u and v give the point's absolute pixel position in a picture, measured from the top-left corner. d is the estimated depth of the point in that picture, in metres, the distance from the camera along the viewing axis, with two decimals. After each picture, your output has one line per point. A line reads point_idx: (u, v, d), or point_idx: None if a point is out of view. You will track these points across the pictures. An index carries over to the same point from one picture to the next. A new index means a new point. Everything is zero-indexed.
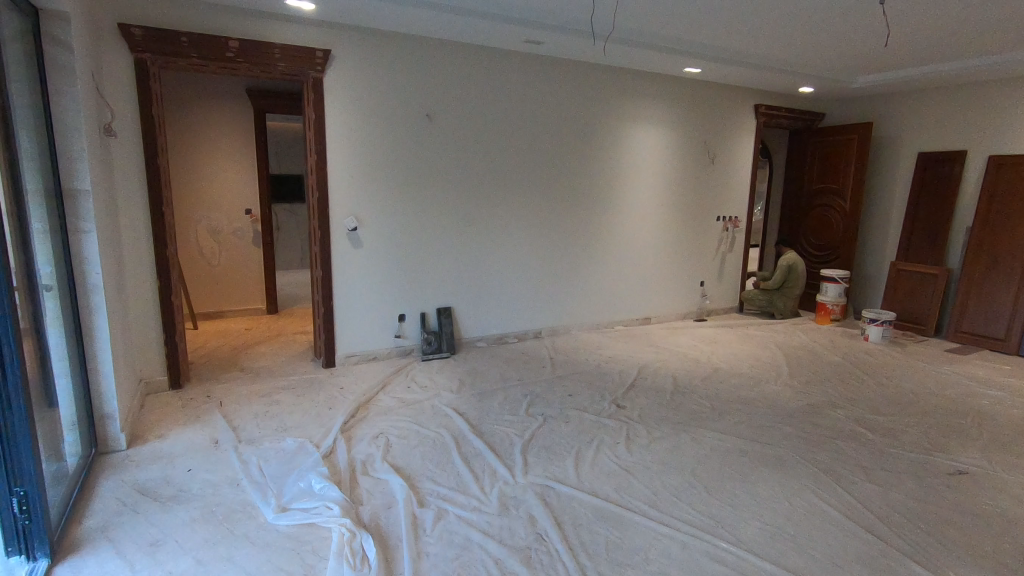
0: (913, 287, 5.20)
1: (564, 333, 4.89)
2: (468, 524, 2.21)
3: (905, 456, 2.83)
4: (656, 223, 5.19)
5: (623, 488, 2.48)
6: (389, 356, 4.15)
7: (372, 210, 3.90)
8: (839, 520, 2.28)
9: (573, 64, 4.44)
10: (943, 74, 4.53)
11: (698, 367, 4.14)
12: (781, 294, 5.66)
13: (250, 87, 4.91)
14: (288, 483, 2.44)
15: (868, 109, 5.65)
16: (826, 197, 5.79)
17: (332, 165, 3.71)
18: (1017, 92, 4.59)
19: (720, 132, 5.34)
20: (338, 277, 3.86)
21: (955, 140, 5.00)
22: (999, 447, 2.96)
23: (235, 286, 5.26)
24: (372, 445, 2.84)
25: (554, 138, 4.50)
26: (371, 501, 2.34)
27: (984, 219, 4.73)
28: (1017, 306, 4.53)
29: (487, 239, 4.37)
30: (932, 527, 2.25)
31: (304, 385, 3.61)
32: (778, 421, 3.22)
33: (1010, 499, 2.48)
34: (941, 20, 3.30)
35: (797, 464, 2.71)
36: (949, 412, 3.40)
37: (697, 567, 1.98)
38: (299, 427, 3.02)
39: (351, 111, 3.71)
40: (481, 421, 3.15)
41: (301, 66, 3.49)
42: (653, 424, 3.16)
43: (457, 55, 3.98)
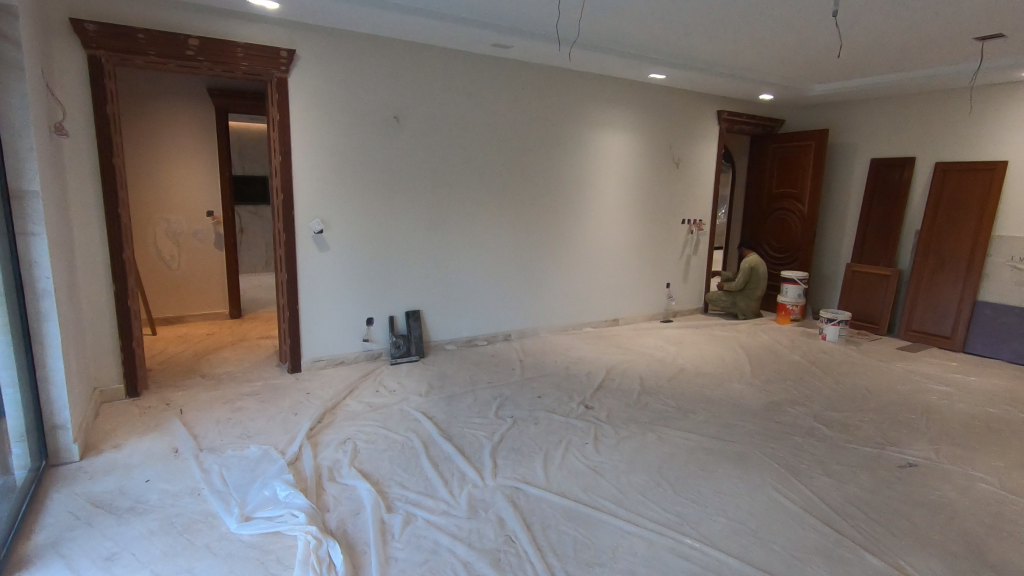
0: (867, 288, 5.42)
1: (534, 335, 4.92)
2: (437, 528, 2.20)
3: (860, 450, 2.95)
4: (623, 227, 5.27)
5: (591, 487, 2.52)
6: (357, 360, 4.10)
7: (337, 212, 3.85)
8: (798, 513, 2.35)
9: (539, 68, 4.48)
10: (894, 83, 4.74)
11: (665, 367, 4.22)
12: (744, 295, 5.82)
13: (210, 87, 4.79)
14: (252, 491, 2.39)
15: (824, 116, 5.87)
16: (785, 201, 5.98)
17: (298, 166, 3.65)
18: (961, 102, 4.83)
19: (684, 137, 5.47)
20: (303, 281, 3.80)
21: (905, 147, 5.23)
22: (946, 439, 3.11)
23: (196, 290, 5.11)
24: (339, 451, 2.80)
25: (521, 142, 4.52)
26: (338, 508, 2.31)
27: (932, 223, 4.96)
28: (962, 304, 4.78)
29: (457, 242, 4.37)
30: (884, 517, 2.35)
31: (269, 391, 3.53)
32: (741, 419, 3.31)
33: (955, 488, 2.61)
34: (891, 32, 3.46)
35: (758, 461, 2.80)
36: (900, 406, 3.56)
37: (663, 564, 2.02)
38: (264, 434, 2.96)
39: (317, 111, 3.66)
40: (450, 424, 3.14)
41: (266, 66, 3.43)
42: (621, 424, 3.21)
43: (425, 57, 3.97)
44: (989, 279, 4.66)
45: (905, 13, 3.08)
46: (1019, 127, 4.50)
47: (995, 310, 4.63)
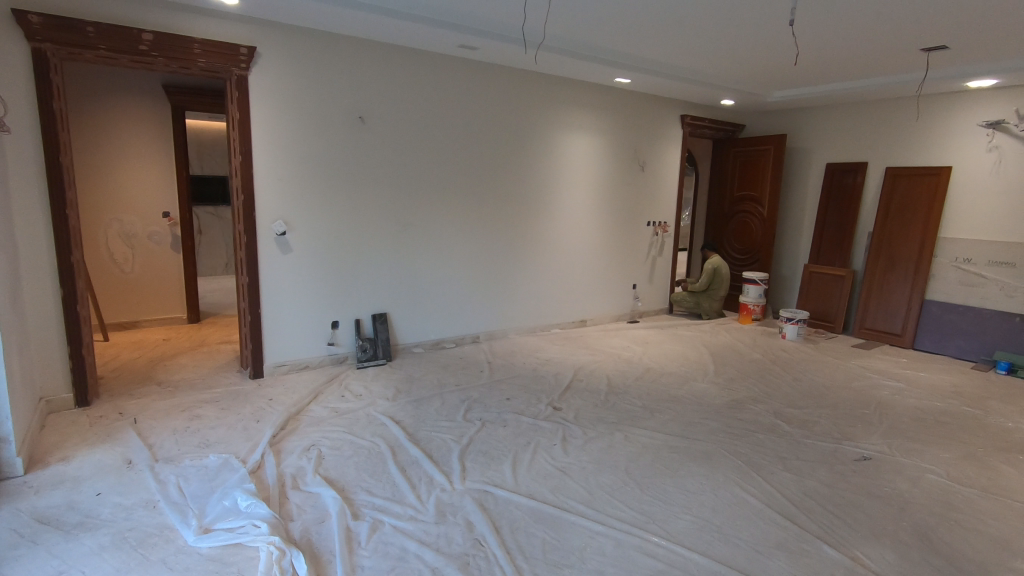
0: (823, 288, 5.62)
1: (502, 337, 4.91)
2: (404, 534, 2.17)
3: (818, 445, 3.05)
4: (589, 229, 5.32)
5: (559, 488, 2.53)
6: (322, 364, 4.02)
7: (300, 214, 3.77)
8: (759, 508, 2.42)
9: (506, 70, 4.49)
10: (847, 91, 4.93)
11: (632, 367, 4.27)
12: (707, 296, 5.95)
13: (166, 83, 4.64)
14: (211, 502, 2.31)
15: (782, 122, 6.06)
16: (746, 203, 6.15)
17: (258, 166, 3.56)
18: (908, 110, 5.06)
19: (649, 140, 5.56)
20: (264, 284, 3.70)
21: (857, 152, 5.44)
22: (897, 433, 3.24)
23: (152, 294, 4.92)
24: (302, 458, 2.73)
25: (488, 144, 4.52)
26: (302, 517, 2.26)
27: (884, 225, 5.18)
28: (911, 303, 5.00)
29: (424, 244, 4.34)
30: (840, 510, 2.44)
31: (230, 398, 3.43)
32: (705, 417, 3.38)
33: (907, 480, 2.72)
34: (844, 42, 3.59)
35: (722, 458, 2.86)
36: (855, 402, 3.70)
37: (631, 563, 2.04)
38: (224, 443, 2.86)
39: (278, 110, 3.58)
40: (417, 428, 3.11)
41: (223, 62, 3.33)
42: (588, 424, 3.24)
43: (389, 57, 3.93)
44: (935, 279, 4.89)
45: (856, 23, 3.21)
46: (961, 134, 4.73)
47: (941, 309, 4.85)
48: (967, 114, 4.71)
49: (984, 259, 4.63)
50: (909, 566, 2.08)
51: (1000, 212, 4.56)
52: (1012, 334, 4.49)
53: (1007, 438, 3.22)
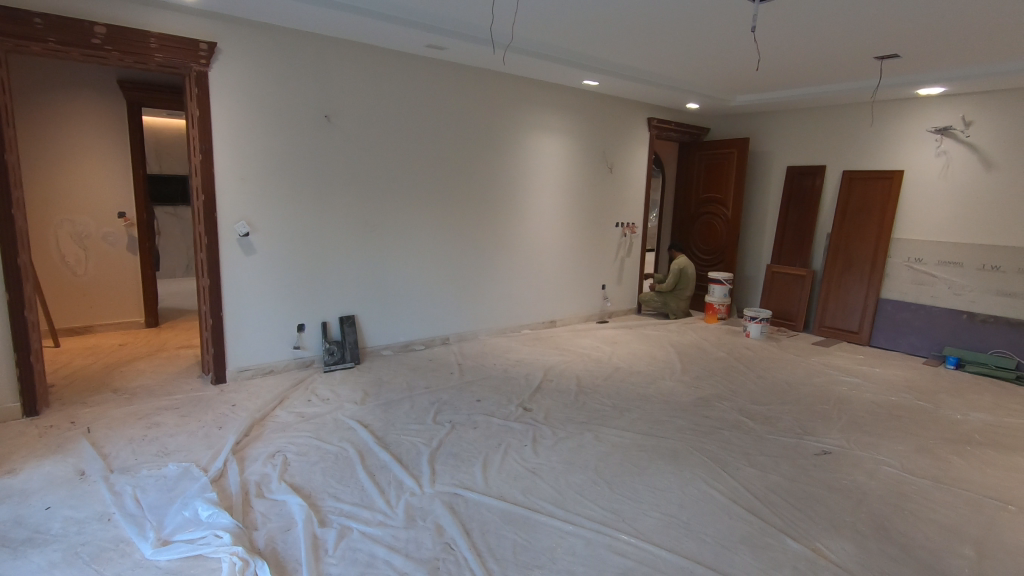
0: (785, 287, 5.79)
1: (472, 338, 4.90)
2: (373, 540, 2.14)
3: (781, 441, 3.13)
4: (559, 229, 5.35)
5: (529, 489, 2.53)
6: (287, 369, 3.93)
7: (264, 214, 3.68)
8: (725, 504, 2.47)
9: (475, 70, 4.47)
10: (806, 97, 5.09)
11: (601, 367, 4.31)
12: (674, 296, 6.06)
13: (121, 79, 4.47)
14: (170, 513, 2.23)
15: (745, 126, 6.21)
16: (711, 205, 6.29)
17: (220, 165, 3.46)
18: (863, 115, 5.25)
19: (617, 142, 5.63)
20: (227, 286, 3.60)
21: (816, 156, 5.62)
22: (855, 427, 3.36)
23: (107, 298, 4.73)
24: (267, 464, 2.67)
25: (457, 144, 4.50)
26: (267, 525, 2.20)
27: (841, 226, 5.36)
28: (867, 302, 5.19)
29: (393, 245, 4.29)
30: (802, 503, 2.51)
31: (190, 404, 3.32)
32: (672, 415, 3.44)
33: (865, 473, 2.81)
34: (803, 49, 3.70)
35: (689, 455, 2.91)
36: (815, 398, 3.81)
37: (601, 562, 2.06)
38: (184, 451, 2.77)
39: (241, 107, 3.49)
40: (386, 432, 3.06)
41: (182, 58, 3.22)
42: (558, 424, 3.25)
43: (357, 56, 3.87)
44: (889, 278, 5.09)
45: (815, 32, 3.32)
46: (912, 139, 4.94)
47: (895, 307, 5.05)
48: (917, 120, 4.91)
49: (933, 259, 4.84)
50: (867, 556, 2.16)
51: (948, 214, 4.77)
52: (960, 330, 4.70)
53: (957, 430, 3.37)
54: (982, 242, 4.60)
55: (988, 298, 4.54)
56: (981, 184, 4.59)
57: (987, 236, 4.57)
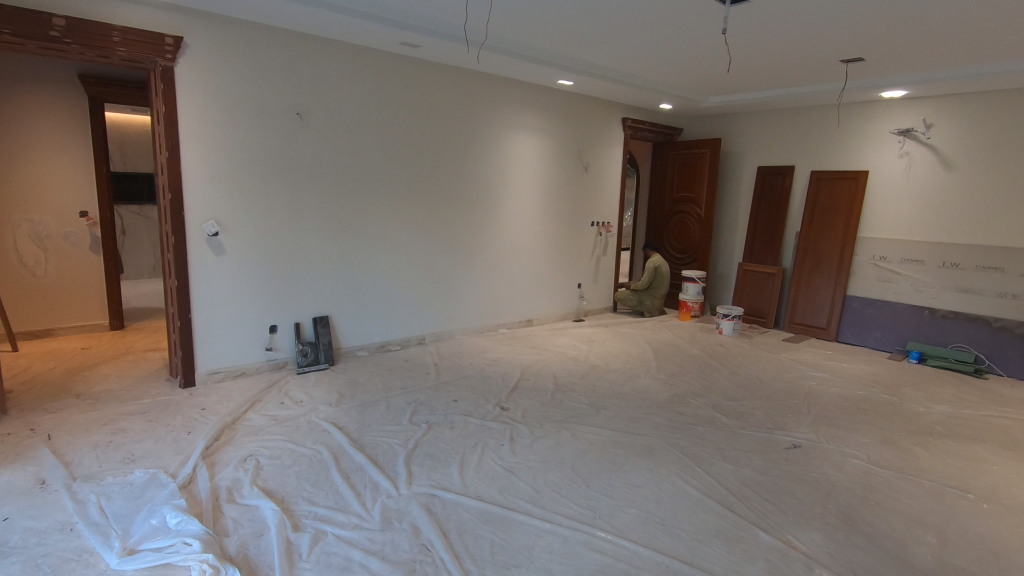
0: (756, 285, 5.91)
1: (448, 338, 4.87)
2: (348, 544, 2.11)
3: (753, 436, 3.20)
4: (535, 228, 5.36)
5: (507, 489, 2.53)
6: (260, 371, 3.85)
7: (234, 213, 3.60)
8: (699, 499, 2.51)
9: (450, 69, 4.45)
10: (776, 98, 5.20)
11: (578, 366, 4.33)
12: (649, 294, 6.12)
13: (82, 73, 4.29)
14: (136, 521, 2.16)
15: (717, 126, 6.31)
16: (684, 204, 6.37)
17: (187, 163, 3.37)
18: (830, 117, 5.38)
19: (592, 142, 5.66)
20: (196, 287, 3.51)
21: (785, 156, 5.75)
22: (824, 421, 3.45)
23: (69, 299, 4.56)
24: (239, 469, 2.61)
25: (432, 143, 4.47)
26: (238, 531, 2.15)
27: (810, 225, 5.49)
28: (835, 298, 5.33)
29: (368, 245, 4.24)
30: (774, 496, 2.56)
31: (158, 409, 3.23)
32: (648, 412, 3.48)
33: (834, 466, 2.89)
34: (773, 51, 3.78)
35: (664, 451, 2.94)
36: (786, 393, 3.90)
37: (578, 559, 2.07)
38: (151, 457, 2.69)
39: (209, 104, 3.40)
40: (361, 434, 3.02)
41: (147, 53, 3.13)
42: (535, 423, 3.26)
43: (329, 53, 3.81)
44: (856, 276, 5.24)
45: (784, 35, 3.39)
46: (876, 140, 5.08)
47: (862, 304, 5.20)
48: (881, 122, 5.05)
49: (897, 257, 5.00)
50: (836, 546, 2.21)
51: (910, 213, 4.93)
52: (922, 326, 4.86)
53: (919, 422, 3.49)
54: (942, 240, 4.77)
55: (948, 294, 4.71)
56: (942, 184, 4.75)
57: (947, 234, 4.74)
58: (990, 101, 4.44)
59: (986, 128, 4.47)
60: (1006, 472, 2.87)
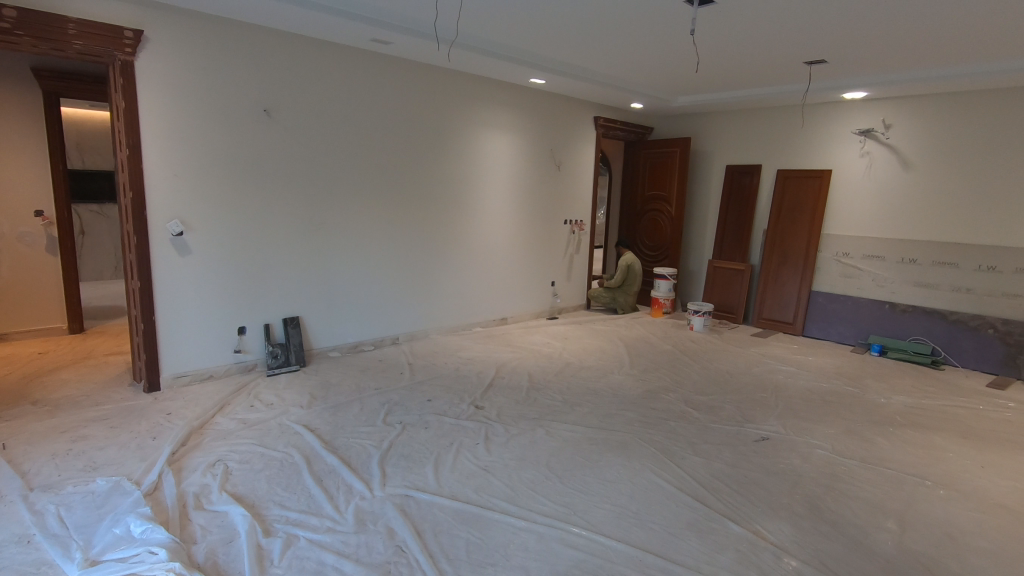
0: (725, 282, 6.03)
1: (423, 338, 4.84)
2: (321, 547, 2.08)
3: (723, 429, 3.26)
4: (509, 227, 5.37)
5: (482, 487, 2.53)
6: (228, 374, 3.77)
7: (200, 213, 3.51)
8: (672, 492, 2.55)
9: (422, 66, 4.41)
10: (744, 98, 5.30)
11: (552, 363, 4.36)
12: (622, 291, 6.19)
13: (36, 66, 4.12)
14: (98, 531, 2.09)
15: (686, 125, 6.41)
16: (656, 203, 6.46)
17: (149, 160, 3.28)
18: (794, 117, 5.52)
19: (564, 140, 5.69)
20: (160, 288, 3.41)
21: (753, 155, 5.87)
22: (791, 413, 3.54)
23: (23, 302, 4.38)
24: (207, 474, 2.55)
25: (405, 141, 4.43)
26: (207, 538, 2.10)
27: (777, 222, 5.63)
28: (801, 294, 5.48)
29: (340, 245, 4.19)
30: (743, 488, 2.62)
31: (121, 414, 3.13)
32: (621, 408, 3.52)
33: (800, 457, 2.97)
34: (741, 52, 3.85)
35: (637, 446, 2.99)
36: (755, 387, 3.99)
37: (553, 555, 2.08)
38: (114, 464, 2.60)
39: (171, 99, 3.30)
40: (334, 436, 2.98)
41: (106, 46, 3.03)
42: (510, 421, 3.27)
43: (298, 49, 3.74)
44: (821, 272, 5.39)
45: (751, 36, 3.45)
46: (839, 139, 5.22)
47: (826, 299, 5.35)
48: (843, 123, 5.20)
49: (860, 253, 5.16)
50: (803, 535, 2.27)
51: (871, 211, 5.09)
52: (883, 320, 5.03)
53: (881, 413, 3.61)
54: (902, 237, 4.94)
55: (907, 289, 4.89)
56: (900, 183, 4.92)
57: (906, 232, 4.91)
58: (945, 103, 4.61)
59: (942, 128, 4.65)
60: (961, 459, 3.00)
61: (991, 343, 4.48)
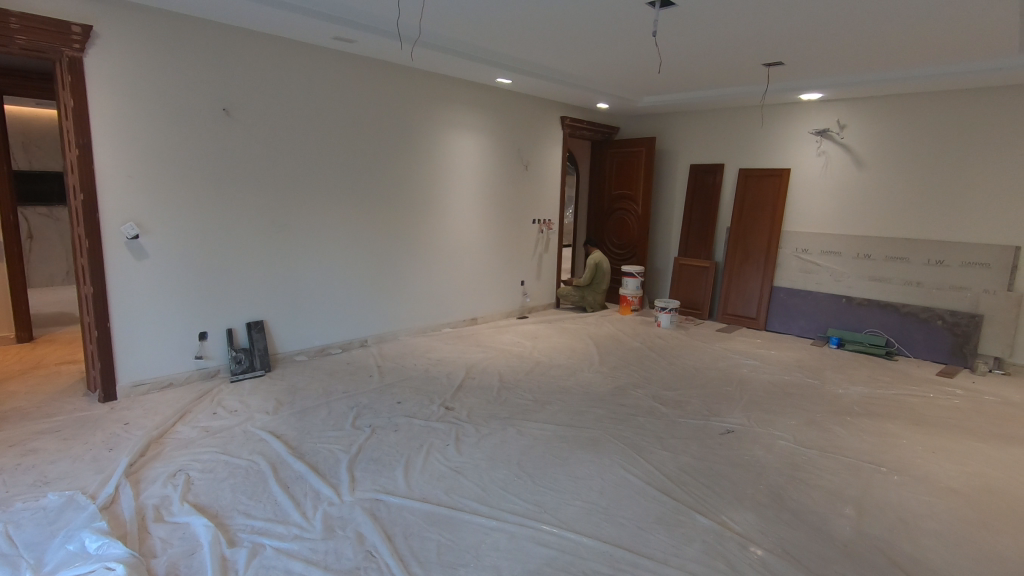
0: (691, 279, 6.15)
1: (392, 339, 4.79)
2: (288, 556, 2.04)
3: (690, 423, 3.33)
4: (478, 227, 5.36)
5: (453, 488, 2.52)
6: (189, 381, 3.66)
7: (157, 215, 3.39)
8: (641, 487, 2.59)
9: (387, 66, 4.37)
10: (706, 99, 5.42)
11: (523, 362, 4.37)
12: (591, 290, 6.25)
13: None
14: (51, 548, 2.00)
15: (652, 125, 6.50)
16: (623, 202, 6.55)
17: (101, 161, 3.15)
18: (754, 117, 5.66)
19: (532, 140, 5.71)
20: (115, 294, 3.29)
21: (716, 154, 6.00)
22: (755, 406, 3.64)
23: None
24: (167, 485, 2.47)
25: (371, 141, 4.38)
26: (167, 551, 2.04)
27: (740, 220, 5.77)
28: (763, 289, 5.63)
29: (304, 247, 4.11)
30: (709, 479, 2.69)
31: (75, 426, 3.00)
32: (590, 405, 3.56)
33: (764, 448, 3.05)
34: (702, 53, 3.91)
35: (607, 442, 3.02)
36: (720, 381, 4.09)
37: (524, 554, 2.09)
38: (67, 478, 2.49)
39: (123, 98, 3.18)
40: (301, 441, 2.93)
41: (50, 41, 2.89)
42: (481, 421, 3.26)
43: (258, 46, 3.66)
44: (782, 268, 5.56)
45: (711, 38, 3.52)
46: (798, 139, 5.39)
47: (787, 294, 5.51)
48: (801, 123, 5.36)
49: (818, 249, 5.33)
50: (766, 524, 2.34)
51: (829, 208, 5.27)
52: (840, 313, 5.21)
53: (839, 403, 3.74)
54: (857, 233, 5.12)
55: (863, 283, 5.07)
56: (855, 181, 5.10)
57: (860, 228, 5.10)
58: (895, 105, 4.81)
59: (893, 128, 4.84)
60: (913, 445, 3.13)
61: (940, 334, 4.68)
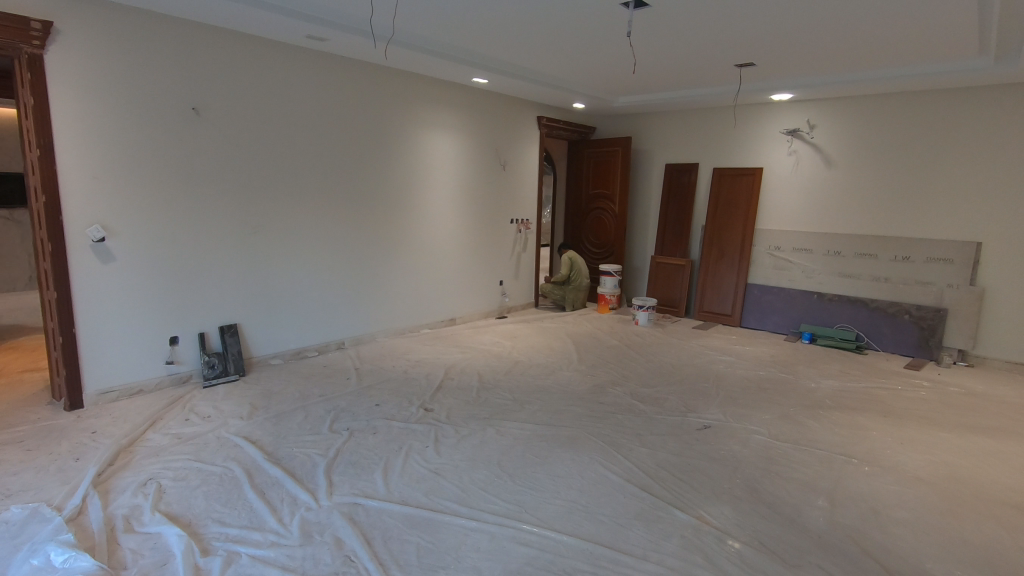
0: (668, 276, 6.22)
1: (369, 342, 4.74)
2: (264, 563, 2.00)
3: (668, 420, 3.37)
4: (456, 227, 5.34)
5: (432, 490, 2.50)
6: (160, 387, 3.56)
7: (125, 217, 3.30)
8: (620, 484, 2.61)
9: (362, 65, 4.33)
10: (680, 99, 5.48)
11: (502, 362, 4.36)
12: (569, 289, 6.29)
13: None
14: (14, 563, 1.93)
15: (627, 125, 6.56)
16: (600, 201, 6.59)
17: (64, 162, 3.05)
18: (727, 117, 5.75)
19: (509, 140, 5.72)
20: (80, 299, 3.19)
21: (690, 153, 6.08)
22: (730, 401, 3.69)
23: None
24: (138, 495, 2.40)
25: (347, 141, 4.33)
26: (138, 563, 1.99)
27: (714, 218, 5.86)
28: (738, 286, 5.72)
29: (278, 250, 4.04)
30: (687, 475, 2.72)
31: (38, 436, 2.90)
32: (570, 403, 3.57)
33: (740, 443, 3.10)
34: (676, 53, 3.94)
35: (586, 441, 3.03)
36: (697, 378, 4.14)
37: (505, 553, 2.09)
38: (31, 490, 2.41)
39: (87, 96, 3.09)
40: (277, 446, 2.88)
41: (10, 38, 2.79)
42: (460, 422, 3.25)
43: (229, 45, 3.59)
44: (755, 265, 5.66)
45: (685, 37, 3.54)
46: (769, 139, 5.49)
47: (761, 291, 5.61)
48: (772, 123, 5.46)
49: (790, 247, 5.44)
50: (742, 518, 2.38)
51: (800, 207, 5.38)
52: (812, 309, 5.32)
53: (812, 397, 3.82)
54: (827, 231, 5.25)
55: (833, 279, 5.19)
56: (824, 180, 5.22)
57: (830, 225, 5.23)
58: (862, 106, 4.94)
59: (859, 129, 4.97)
60: (883, 437, 3.22)
61: (907, 328, 4.81)
